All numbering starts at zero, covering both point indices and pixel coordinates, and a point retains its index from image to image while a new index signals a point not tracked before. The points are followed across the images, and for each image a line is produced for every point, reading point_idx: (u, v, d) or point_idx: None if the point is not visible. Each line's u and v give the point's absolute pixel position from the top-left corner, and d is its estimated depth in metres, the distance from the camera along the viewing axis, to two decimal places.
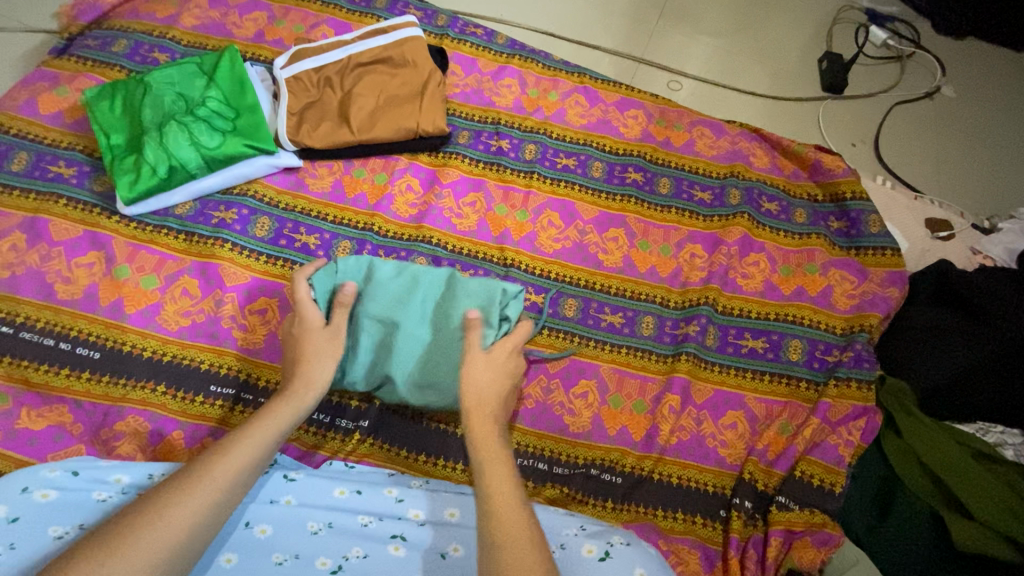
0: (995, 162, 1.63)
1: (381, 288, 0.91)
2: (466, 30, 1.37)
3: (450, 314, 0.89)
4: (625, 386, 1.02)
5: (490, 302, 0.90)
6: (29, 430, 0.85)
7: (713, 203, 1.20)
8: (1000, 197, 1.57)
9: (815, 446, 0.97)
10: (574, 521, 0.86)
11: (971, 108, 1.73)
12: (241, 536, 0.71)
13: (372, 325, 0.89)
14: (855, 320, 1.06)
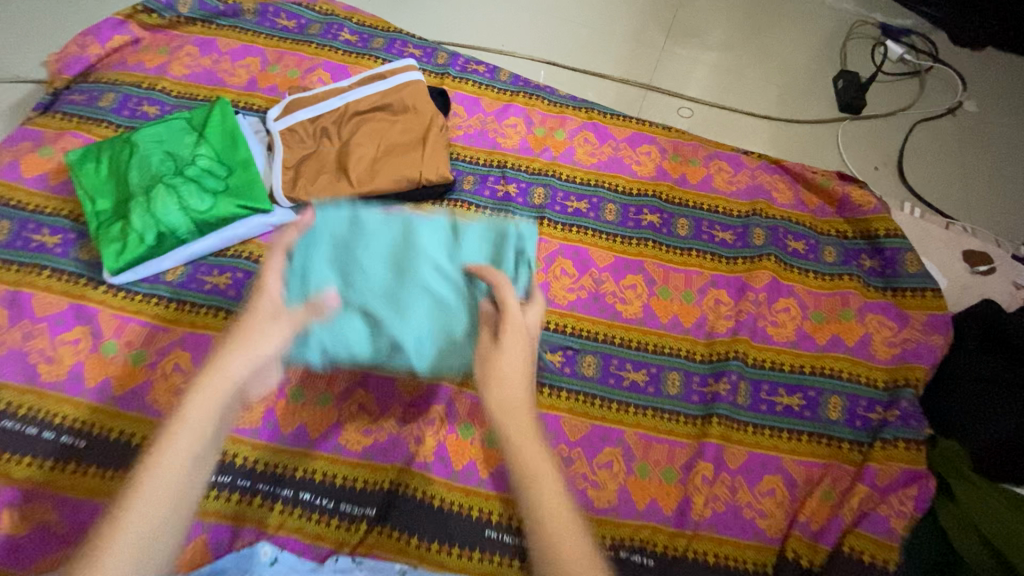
0: None
1: (374, 240, 0.83)
2: (468, 67, 1.32)
3: (458, 256, 0.83)
4: (653, 452, 0.94)
5: (503, 245, 0.85)
6: (11, 533, 0.79)
7: (736, 244, 1.13)
8: None
9: (862, 517, 0.88)
10: None
11: (997, 124, 1.65)
12: None
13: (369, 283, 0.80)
14: (898, 373, 0.98)
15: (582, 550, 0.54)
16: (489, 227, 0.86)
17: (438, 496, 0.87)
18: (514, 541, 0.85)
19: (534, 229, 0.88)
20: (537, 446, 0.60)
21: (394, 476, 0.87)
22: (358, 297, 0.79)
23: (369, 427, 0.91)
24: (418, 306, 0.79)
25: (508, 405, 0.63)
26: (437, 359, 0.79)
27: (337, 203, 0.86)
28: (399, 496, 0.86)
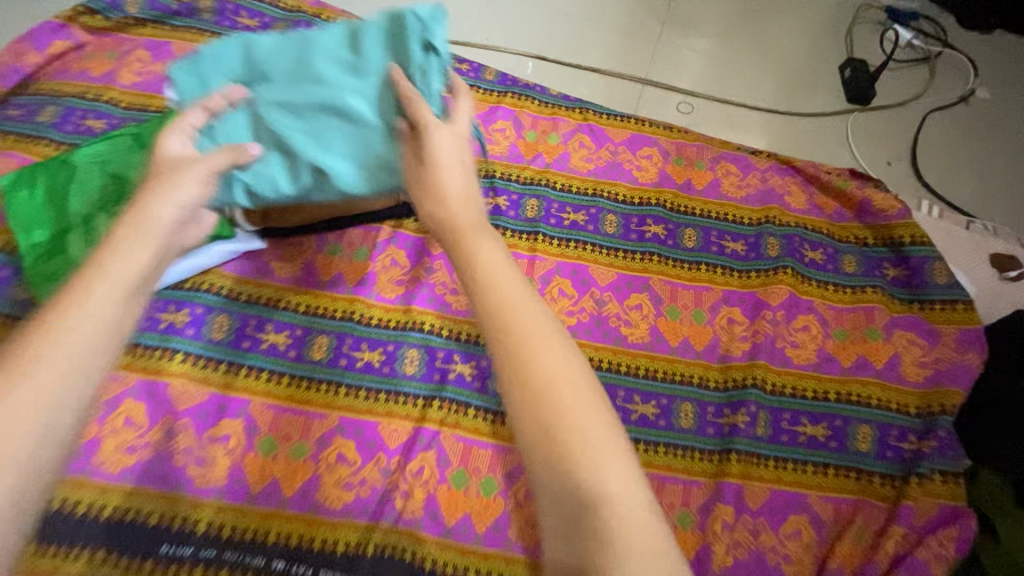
0: None
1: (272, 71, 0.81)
2: (450, 67, 1.21)
3: (358, 65, 0.79)
4: (666, 494, 0.85)
5: (403, 30, 0.78)
6: None
7: (749, 256, 1.04)
8: None
9: (900, 563, 0.80)
10: None
11: (1014, 113, 1.56)
12: None
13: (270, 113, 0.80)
14: (930, 397, 0.90)
15: (550, 331, 0.49)
16: (385, 17, 0.80)
17: (432, 559, 0.77)
18: None
19: (442, 9, 0.78)
20: (522, 296, 0.50)
21: (380, 538, 0.78)
22: (278, 135, 0.80)
23: (350, 480, 0.81)
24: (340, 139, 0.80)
25: (449, 211, 0.58)
26: (371, 179, 0.81)
27: (225, 38, 0.84)
28: (385, 560, 0.77)
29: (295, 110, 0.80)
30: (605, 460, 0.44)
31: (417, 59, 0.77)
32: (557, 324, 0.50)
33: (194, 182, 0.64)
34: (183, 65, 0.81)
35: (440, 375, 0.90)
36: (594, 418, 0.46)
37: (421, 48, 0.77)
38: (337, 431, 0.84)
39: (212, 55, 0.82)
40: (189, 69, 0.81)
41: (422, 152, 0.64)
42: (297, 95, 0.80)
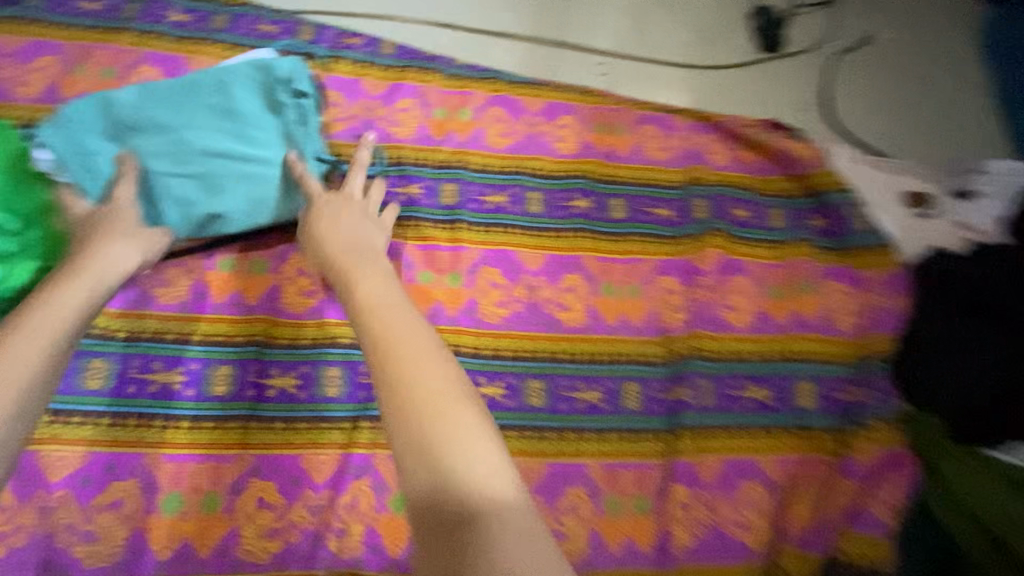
0: (948, 107, 1.50)
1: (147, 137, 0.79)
2: (341, 42, 1.08)
3: (232, 116, 0.81)
4: (621, 482, 0.82)
5: (271, 83, 0.84)
6: None
7: (678, 221, 1.00)
8: (957, 147, 1.45)
9: (853, 515, 0.81)
10: None
11: (918, 43, 1.57)
12: None
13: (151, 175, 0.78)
14: (858, 345, 0.91)
15: (419, 332, 0.51)
16: (251, 69, 0.84)
17: None
18: None
19: (301, 61, 0.86)
20: (400, 314, 0.54)
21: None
22: (150, 184, 0.78)
23: (275, 527, 0.72)
24: (224, 181, 0.80)
25: (354, 251, 0.67)
26: (256, 220, 0.81)
27: (83, 97, 0.81)
28: None
29: (165, 160, 0.79)
30: (464, 441, 0.44)
31: (291, 114, 0.83)
32: (430, 333, 0.52)
33: (153, 242, 0.76)
34: (44, 125, 0.78)
35: (366, 392, 0.81)
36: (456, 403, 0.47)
37: (292, 98, 0.84)
38: (252, 474, 0.74)
39: (71, 116, 0.79)
40: (53, 128, 0.78)
41: (312, 220, 0.73)
42: (178, 152, 0.79)
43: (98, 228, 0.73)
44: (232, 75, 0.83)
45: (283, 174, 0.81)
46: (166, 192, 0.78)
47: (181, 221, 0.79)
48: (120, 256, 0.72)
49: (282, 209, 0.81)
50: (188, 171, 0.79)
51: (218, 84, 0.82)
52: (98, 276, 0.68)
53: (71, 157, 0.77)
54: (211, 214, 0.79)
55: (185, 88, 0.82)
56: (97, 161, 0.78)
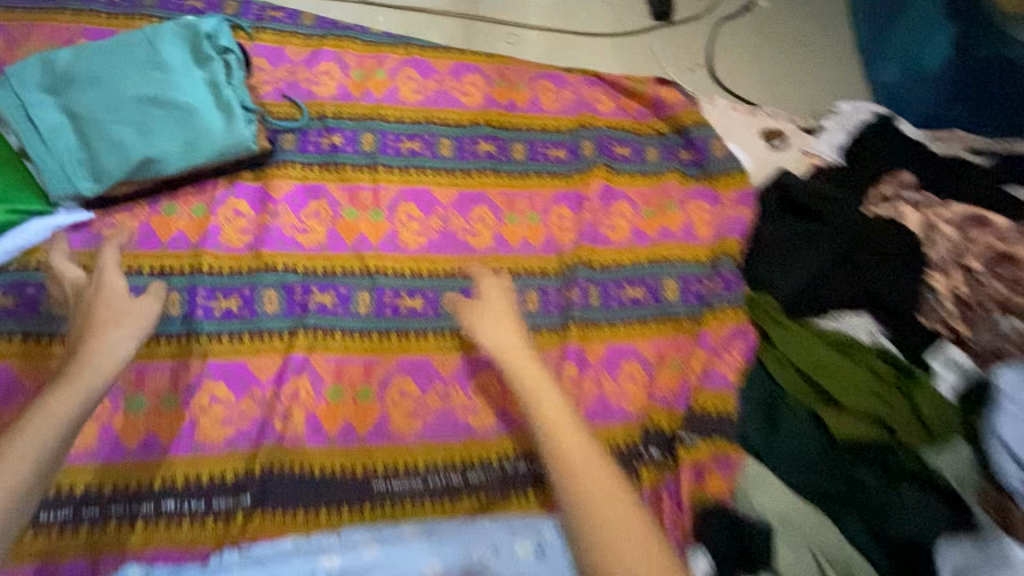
0: (817, 61, 1.71)
1: (84, 89, 0.90)
2: (265, 15, 1.20)
3: (161, 67, 0.93)
4: (524, 369, 0.99)
5: (197, 39, 0.96)
6: None
7: (569, 160, 1.18)
8: (825, 93, 1.65)
9: (705, 376, 0.98)
10: (528, 530, 0.80)
11: (791, 9, 1.79)
12: None
13: (90, 122, 0.89)
14: (717, 247, 1.10)
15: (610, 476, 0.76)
16: (177, 27, 0.96)
17: (324, 467, 0.84)
18: (401, 486, 0.86)
19: (221, 19, 0.99)
20: (594, 472, 0.76)
21: (258, 462, 0.83)
22: (91, 130, 0.90)
23: (227, 417, 0.85)
24: (160, 126, 0.92)
25: (518, 374, 0.98)
26: (190, 159, 0.93)
27: (23, 57, 0.91)
28: (274, 476, 0.82)
29: (103, 109, 0.90)
30: (640, 542, 0.72)
31: (217, 66, 0.97)
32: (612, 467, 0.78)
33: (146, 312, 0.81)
34: None
35: (301, 308, 0.95)
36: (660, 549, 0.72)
37: (217, 52, 0.97)
38: (204, 376, 0.87)
39: (13, 74, 0.89)
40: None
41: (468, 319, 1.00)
42: (115, 101, 0.90)
43: (99, 303, 0.79)
44: (160, 33, 0.95)
45: (214, 118, 0.94)
46: (108, 137, 0.90)
47: (122, 161, 0.90)
48: (121, 335, 0.76)
49: (216, 150, 0.94)
50: (126, 118, 0.90)
51: (146, 40, 0.94)
52: (104, 355, 0.74)
53: (17, 110, 0.88)
54: (150, 154, 0.91)
55: (115, 44, 0.93)
56: (39, 111, 0.89)
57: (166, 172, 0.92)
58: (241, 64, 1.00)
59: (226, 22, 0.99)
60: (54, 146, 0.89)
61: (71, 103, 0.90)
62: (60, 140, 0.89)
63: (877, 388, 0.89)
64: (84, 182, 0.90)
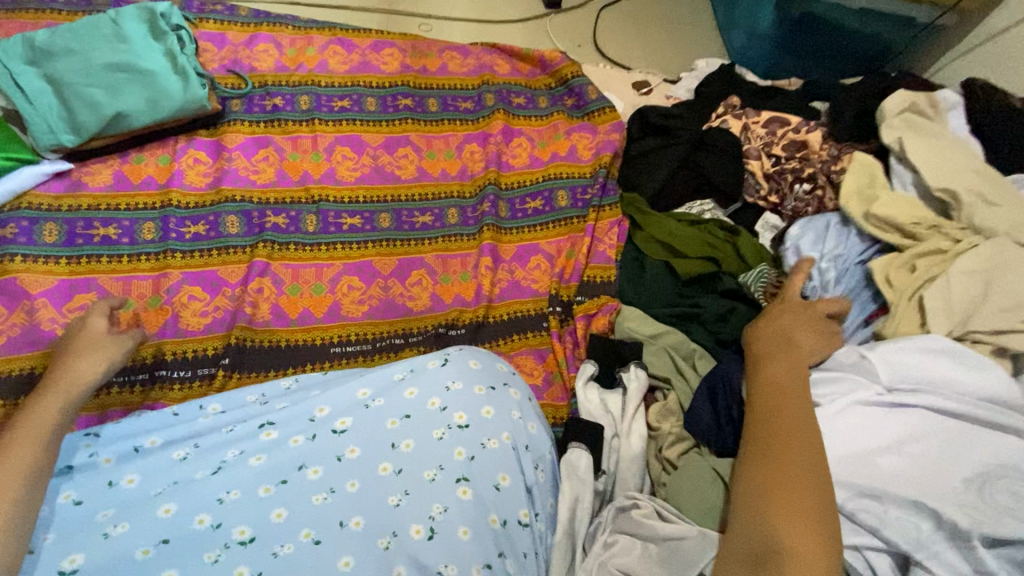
0: (684, 30, 1.99)
1: (61, 60, 1.11)
2: (206, 8, 1.42)
3: (125, 41, 1.15)
4: (451, 265, 1.21)
5: (154, 19, 1.19)
6: None
7: (475, 108, 1.44)
8: (692, 56, 1.94)
9: (592, 255, 1.24)
10: (437, 354, 0.90)
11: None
12: (108, 494, 0.73)
13: (67, 86, 1.10)
14: (596, 163, 1.35)
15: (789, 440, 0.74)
16: (137, 11, 1.19)
17: (289, 338, 1.06)
18: (354, 349, 1.08)
19: (174, 5, 1.23)
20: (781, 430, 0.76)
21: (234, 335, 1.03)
22: (67, 91, 1.10)
23: (205, 309, 1.05)
24: (126, 87, 1.13)
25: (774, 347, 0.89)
26: (153, 115, 1.14)
27: (8, 38, 1.12)
28: (248, 346, 1.03)
29: (77, 75, 1.10)
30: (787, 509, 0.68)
31: (171, 38, 1.19)
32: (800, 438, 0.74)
33: (119, 343, 0.86)
34: None
35: (259, 227, 1.15)
36: (806, 512, 0.67)
37: (172, 29, 1.20)
38: (181, 282, 1.06)
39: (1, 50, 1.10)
40: None
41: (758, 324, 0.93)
42: (86, 68, 1.11)
43: (77, 340, 0.85)
44: (122, 16, 1.17)
45: (171, 78, 1.15)
46: (84, 97, 1.10)
47: (94, 116, 1.10)
48: (92, 363, 0.82)
49: (175, 104, 1.15)
50: (96, 81, 1.11)
51: (111, 21, 1.16)
52: (76, 382, 0.79)
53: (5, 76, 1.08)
54: (117, 109, 1.11)
55: (86, 25, 1.14)
56: (23, 78, 1.09)
57: (134, 125, 1.13)
58: (191, 39, 1.23)
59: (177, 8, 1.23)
60: (38, 106, 1.09)
61: (49, 71, 1.10)
62: (42, 100, 1.09)
63: (709, 240, 1.19)
64: (63, 135, 1.09)
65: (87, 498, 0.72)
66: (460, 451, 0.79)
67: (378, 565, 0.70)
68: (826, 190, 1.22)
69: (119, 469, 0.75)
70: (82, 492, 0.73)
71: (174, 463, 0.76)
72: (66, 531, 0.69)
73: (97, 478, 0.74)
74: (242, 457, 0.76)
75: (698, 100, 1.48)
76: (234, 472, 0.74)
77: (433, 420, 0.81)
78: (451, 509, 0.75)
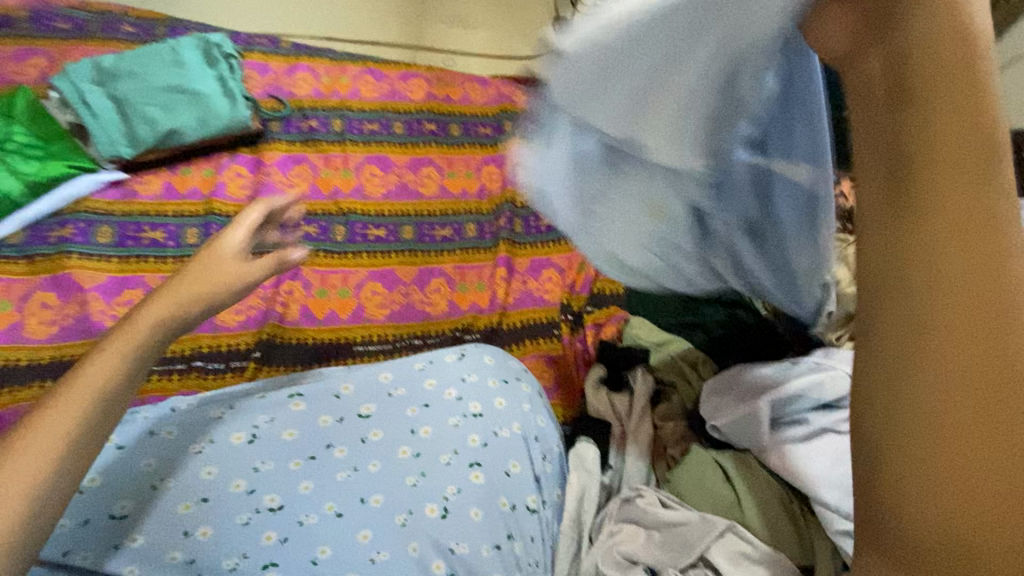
0: None
1: (125, 82, 1.24)
2: (252, 41, 1.56)
3: (183, 66, 1.27)
4: (467, 275, 1.28)
5: (209, 48, 1.32)
6: None
7: (494, 134, 1.55)
8: None
9: (601, 268, 1.30)
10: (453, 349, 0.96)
11: None
12: (148, 443, 0.78)
13: (130, 105, 1.22)
14: None
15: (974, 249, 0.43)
16: (195, 41, 1.32)
17: (314, 335, 1.13)
18: (376, 348, 1.15)
19: (227, 36, 1.36)
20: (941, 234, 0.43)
21: (175, 348, 1.05)
22: (129, 110, 1.22)
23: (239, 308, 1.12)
24: (181, 107, 1.25)
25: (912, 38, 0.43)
26: (205, 134, 1.26)
27: (80, 60, 1.25)
28: (278, 342, 1.11)
29: (138, 95, 1.23)
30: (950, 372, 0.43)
31: (224, 65, 1.31)
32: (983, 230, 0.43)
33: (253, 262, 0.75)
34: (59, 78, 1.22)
35: None
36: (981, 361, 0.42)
37: (224, 57, 1.33)
38: None
39: (73, 71, 1.22)
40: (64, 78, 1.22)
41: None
42: (147, 89, 1.24)
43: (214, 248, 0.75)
44: (182, 44, 1.30)
45: (221, 99, 1.27)
46: (143, 115, 1.22)
47: (152, 132, 1.22)
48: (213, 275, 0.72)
49: (223, 123, 1.26)
50: (156, 102, 1.24)
51: (172, 49, 1.29)
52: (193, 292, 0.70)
53: (76, 95, 1.21)
54: (172, 125, 1.23)
55: (149, 50, 1.27)
56: (92, 97, 1.21)
57: (185, 141, 1.24)
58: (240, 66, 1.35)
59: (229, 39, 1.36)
60: (104, 122, 1.22)
61: (114, 90, 1.23)
62: (107, 117, 1.22)
63: None
64: (123, 149, 1.22)
65: (128, 443, 0.77)
66: (474, 438, 0.84)
67: (395, 539, 0.74)
68: None
69: (159, 420, 0.80)
70: (124, 438, 0.78)
71: (212, 422, 0.81)
72: (111, 473, 0.74)
73: (136, 427, 0.79)
74: (274, 428, 0.81)
75: None
76: (266, 441, 0.79)
77: (450, 408, 0.87)
78: (465, 492, 0.79)
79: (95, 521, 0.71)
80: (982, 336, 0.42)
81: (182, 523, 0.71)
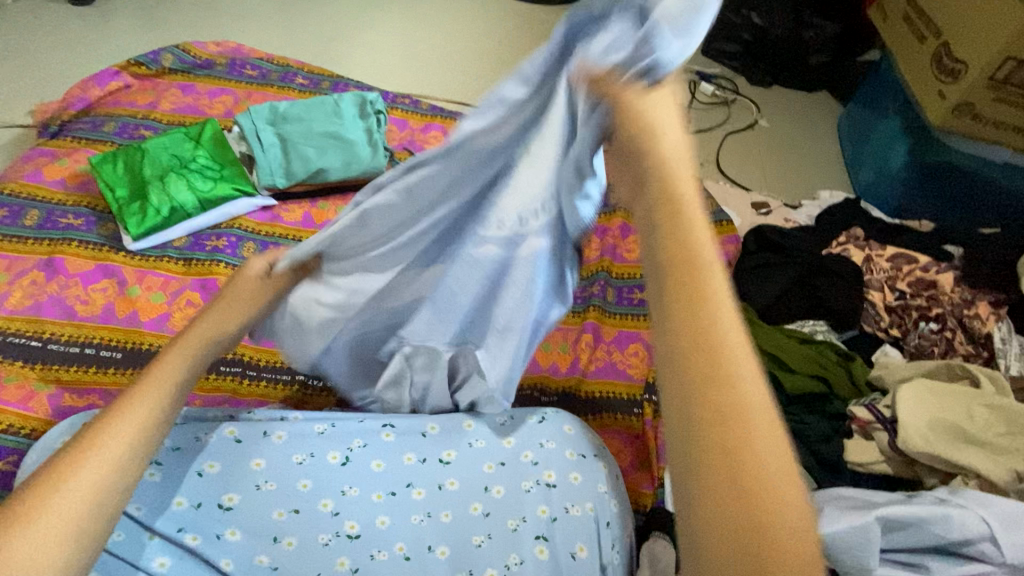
0: (823, 159, 1.94)
1: (291, 123, 1.40)
2: (397, 100, 1.67)
3: (340, 116, 1.43)
4: (553, 336, 1.28)
5: (363, 103, 1.47)
6: (74, 406, 1.07)
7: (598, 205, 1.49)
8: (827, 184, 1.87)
9: None
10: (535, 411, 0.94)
11: (794, 128, 2.03)
12: (261, 443, 0.84)
13: (290, 143, 1.39)
14: None
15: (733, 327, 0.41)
16: (354, 97, 1.48)
17: None
18: None
19: (382, 97, 1.51)
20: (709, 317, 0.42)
21: (64, 332, 1.13)
22: (289, 148, 1.39)
23: None
24: (331, 150, 1.39)
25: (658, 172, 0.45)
26: (345, 174, 1.39)
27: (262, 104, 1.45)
28: None
29: (299, 136, 1.39)
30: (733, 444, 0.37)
31: (370, 117, 1.46)
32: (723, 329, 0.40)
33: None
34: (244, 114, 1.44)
35: None
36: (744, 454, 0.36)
37: (374, 113, 1.47)
38: None
39: (256, 111, 1.42)
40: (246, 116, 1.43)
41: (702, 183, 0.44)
42: (307, 132, 1.39)
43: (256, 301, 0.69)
44: (343, 97, 1.47)
45: (366, 149, 1.41)
46: (300, 153, 1.38)
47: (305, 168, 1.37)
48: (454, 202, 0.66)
49: (364, 167, 1.40)
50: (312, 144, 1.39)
51: (334, 101, 1.45)
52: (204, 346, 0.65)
53: (252, 130, 1.40)
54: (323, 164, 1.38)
55: (317, 101, 1.45)
56: (262, 133, 1.39)
57: (329, 178, 1.38)
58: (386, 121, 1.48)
59: (381, 100, 1.51)
60: (268, 154, 1.38)
61: (278, 130, 1.40)
62: (271, 151, 1.38)
63: (816, 357, 1.19)
64: (277, 179, 1.37)
65: (244, 438, 0.85)
66: (543, 510, 0.83)
67: None
68: (954, 332, 1.23)
69: (273, 422, 0.87)
70: (243, 431, 0.85)
71: (314, 435, 0.86)
72: (226, 463, 0.82)
73: (251, 425, 0.86)
74: (365, 454, 0.85)
75: (825, 229, 1.47)
76: (355, 469, 0.84)
77: (526, 472, 0.86)
78: (527, 565, 0.78)
79: (205, 507, 0.78)
80: (729, 371, 0.38)
81: (275, 529, 0.78)
